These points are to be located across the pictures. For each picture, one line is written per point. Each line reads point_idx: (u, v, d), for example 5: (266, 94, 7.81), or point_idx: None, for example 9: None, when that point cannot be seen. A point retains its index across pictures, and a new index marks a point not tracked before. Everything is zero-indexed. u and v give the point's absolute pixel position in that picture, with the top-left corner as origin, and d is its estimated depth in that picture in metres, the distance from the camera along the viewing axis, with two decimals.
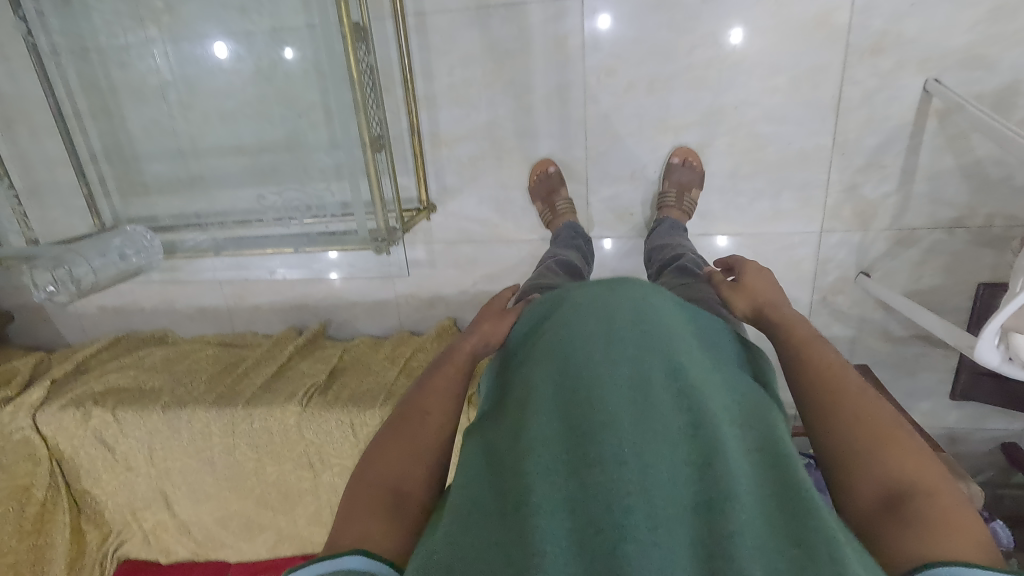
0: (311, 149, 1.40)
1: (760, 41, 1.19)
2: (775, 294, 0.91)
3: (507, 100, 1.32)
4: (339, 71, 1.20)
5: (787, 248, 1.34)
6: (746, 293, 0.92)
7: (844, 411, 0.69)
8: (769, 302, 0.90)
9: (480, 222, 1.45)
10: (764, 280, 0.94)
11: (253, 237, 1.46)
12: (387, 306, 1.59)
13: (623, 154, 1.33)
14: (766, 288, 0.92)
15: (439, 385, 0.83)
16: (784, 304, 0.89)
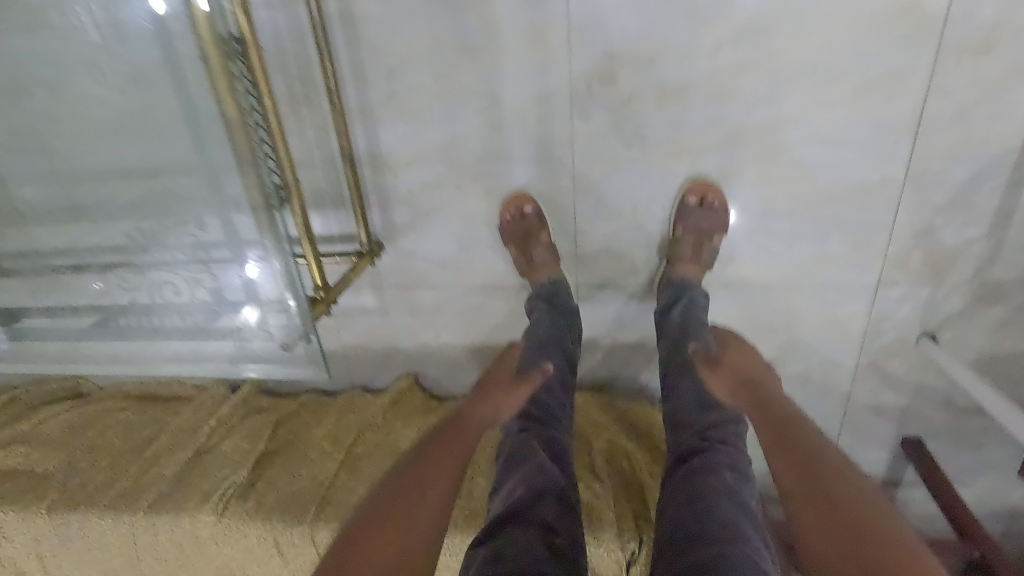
0: (210, 188, 0.94)
1: (816, 35, 0.85)
2: (762, 378, 0.79)
3: (468, 114, 0.99)
4: (211, 87, 0.80)
5: (831, 303, 1.04)
6: (727, 371, 0.81)
7: (815, 459, 0.66)
8: (767, 396, 0.76)
9: (440, 264, 1.14)
10: (744, 352, 0.86)
11: (151, 309, 1.08)
12: (333, 358, 1.30)
13: (623, 185, 1.00)
14: (744, 364, 0.82)
15: (441, 463, 0.74)
16: (772, 388, 0.78)
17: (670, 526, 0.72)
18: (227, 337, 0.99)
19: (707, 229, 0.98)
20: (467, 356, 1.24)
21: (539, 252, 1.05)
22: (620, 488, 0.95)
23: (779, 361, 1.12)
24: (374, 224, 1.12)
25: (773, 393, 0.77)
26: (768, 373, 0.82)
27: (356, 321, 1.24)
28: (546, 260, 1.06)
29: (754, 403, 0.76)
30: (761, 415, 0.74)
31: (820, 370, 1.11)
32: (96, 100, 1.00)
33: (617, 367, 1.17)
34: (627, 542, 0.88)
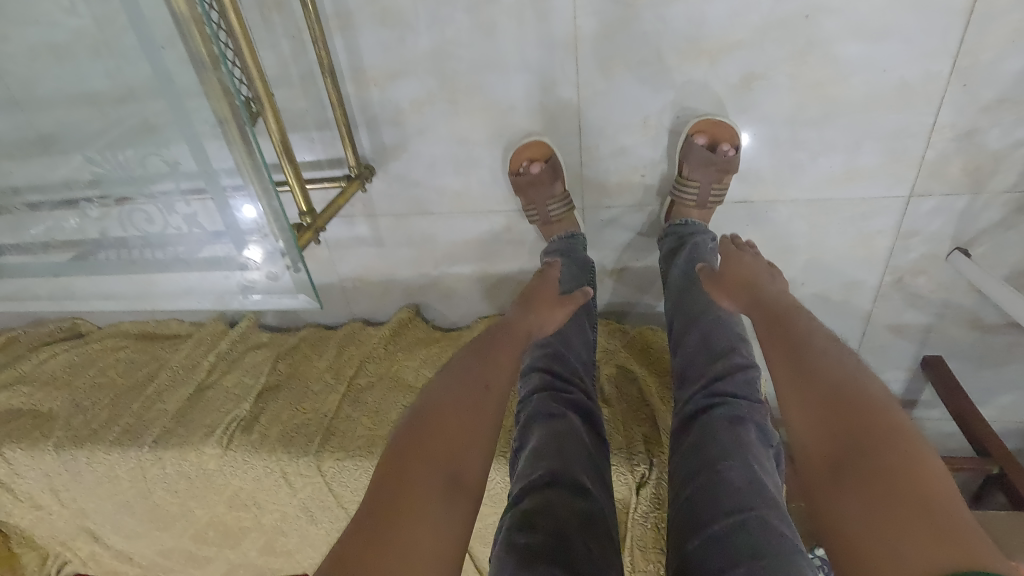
0: (161, 108, 0.79)
1: None
2: (756, 279, 0.78)
3: (457, 15, 0.88)
4: None
5: (856, 218, 0.97)
6: (729, 283, 0.81)
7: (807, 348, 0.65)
8: (763, 294, 0.76)
9: (436, 188, 1.07)
10: (745, 264, 0.82)
11: (118, 250, 0.95)
12: (331, 293, 1.26)
13: (632, 93, 0.91)
14: (743, 271, 0.81)
15: (493, 362, 0.76)
16: (765, 285, 0.77)
17: (701, 424, 0.71)
18: (204, 280, 0.89)
19: (715, 175, 0.93)
20: (470, 286, 1.19)
21: (554, 208, 1.01)
22: (629, 409, 0.92)
23: (797, 282, 1.06)
24: (363, 147, 1.04)
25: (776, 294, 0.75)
26: (772, 280, 0.79)
27: (351, 253, 1.19)
28: (560, 215, 1.02)
29: (748, 303, 0.76)
30: (754, 309, 0.75)
31: (841, 292, 1.06)
32: (48, 12, 0.88)
33: (626, 293, 1.12)
34: (638, 464, 0.84)
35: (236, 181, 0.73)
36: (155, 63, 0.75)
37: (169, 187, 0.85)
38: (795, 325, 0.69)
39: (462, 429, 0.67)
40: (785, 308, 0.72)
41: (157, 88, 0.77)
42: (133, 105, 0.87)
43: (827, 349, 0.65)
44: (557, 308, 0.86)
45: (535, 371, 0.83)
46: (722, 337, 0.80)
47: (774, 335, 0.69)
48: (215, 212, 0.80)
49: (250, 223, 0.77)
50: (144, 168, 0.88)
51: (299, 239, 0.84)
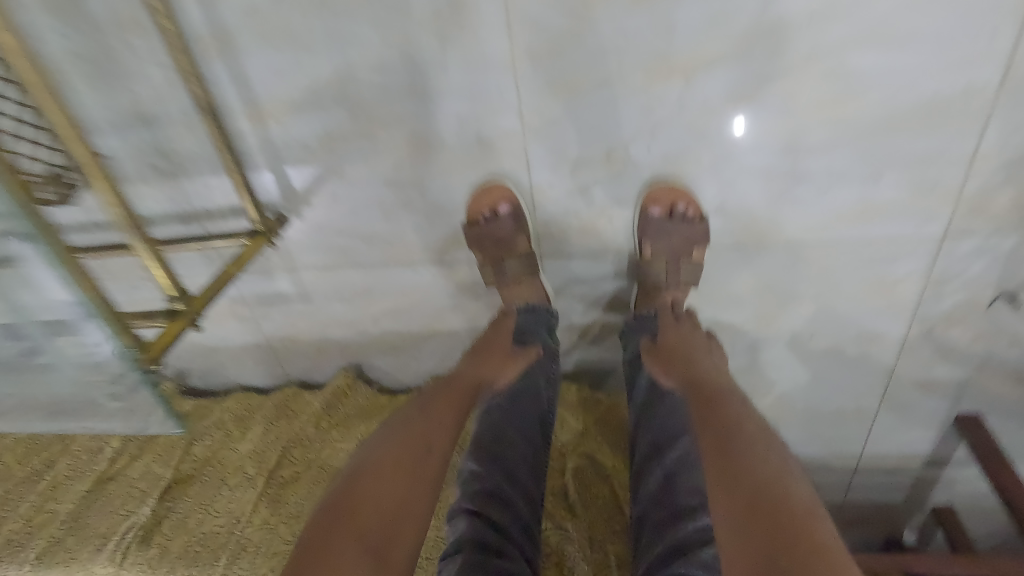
0: None
1: None
2: (693, 356, 0.73)
3: (362, 30, 0.69)
4: None
5: (877, 263, 0.78)
6: (668, 354, 0.75)
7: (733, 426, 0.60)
8: (699, 372, 0.71)
9: (363, 237, 0.88)
10: (687, 338, 0.78)
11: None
12: (259, 353, 1.08)
13: (590, 120, 0.71)
14: (685, 348, 0.76)
15: (441, 414, 0.69)
16: (703, 362, 0.72)
17: None
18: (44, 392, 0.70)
19: (682, 246, 0.78)
20: (417, 344, 1.01)
21: (513, 265, 0.83)
22: (600, 516, 0.75)
23: (804, 336, 0.88)
24: (269, 192, 0.85)
25: (711, 370, 0.71)
26: (710, 356, 0.74)
27: (274, 310, 1.00)
28: (520, 274, 0.83)
29: (683, 380, 0.71)
30: (690, 385, 0.69)
31: (858, 345, 0.87)
32: None
33: (600, 351, 0.94)
34: None
35: (40, 256, 0.54)
36: None
37: None
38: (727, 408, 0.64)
39: (396, 492, 0.59)
40: (719, 390, 0.67)
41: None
42: None
43: (756, 439, 0.59)
44: (509, 363, 0.78)
45: (464, 511, 0.66)
46: (685, 492, 0.65)
47: (704, 411, 0.64)
48: (38, 305, 0.61)
49: (73, 315, 0.58)
50: None
51: (170, 330, 0.65)
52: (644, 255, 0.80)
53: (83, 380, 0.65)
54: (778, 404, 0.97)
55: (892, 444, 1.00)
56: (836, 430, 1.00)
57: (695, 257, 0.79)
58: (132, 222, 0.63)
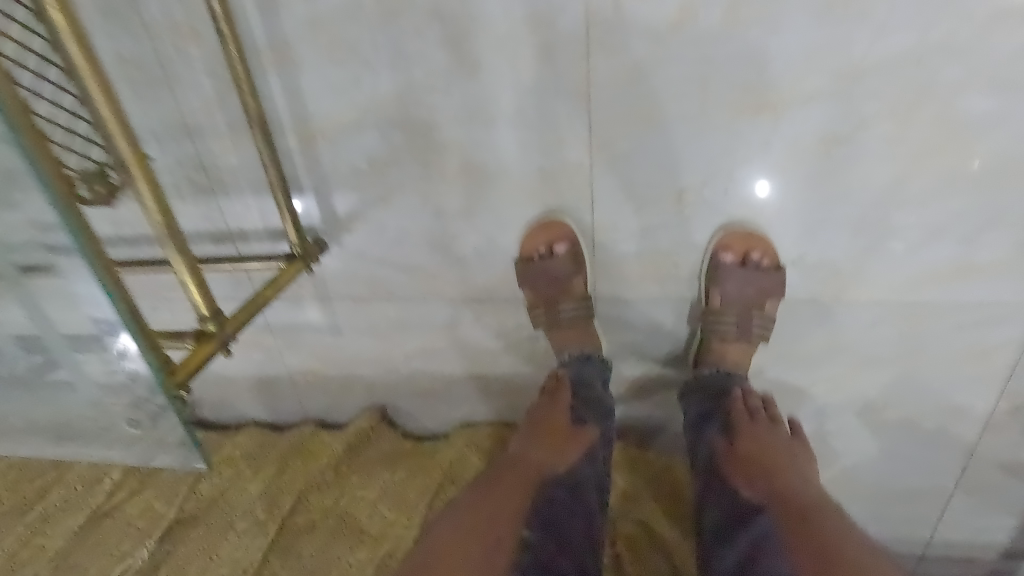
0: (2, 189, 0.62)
1: None
2: (775, 461, 0.65)
3: (428, 51, 0.66)
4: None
5: (968, 329, 0.71)
6: (745, 460, 0.67)
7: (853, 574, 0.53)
8: (787, 488, 0.62)
9: (404, 268, 0.83)
10: (766, 440, 0.68)
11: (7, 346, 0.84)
12: (278, 386, 1.01)
13: (664, 158, 0.67)
14: (761, 454, 0.67)
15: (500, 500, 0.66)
16: (791, 473, 0.64)
17: None
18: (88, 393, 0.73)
19: (754, 296, 0.72)
20: (448, 387, 0.94)
21: (566, 307, 0.77)
22: None
23: (878, 404, 0.80)
24: (310, 216, 0.80)
25: (801, 487, 0.62)
26: (795, 463, 0.66)
27: (300, 341, 0.94)
28: (574, 319, 0.77)
29: (771, 496, 0.62)
30: (783, 506, 0.61)
31: (938, 418, 0.79)
32: None
33: (650, 407, 0.86)
34: None
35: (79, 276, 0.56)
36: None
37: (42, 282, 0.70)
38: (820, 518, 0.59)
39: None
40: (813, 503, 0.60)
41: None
42: None
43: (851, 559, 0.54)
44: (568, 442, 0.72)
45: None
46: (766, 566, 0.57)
47: (812, 539, 0.57)
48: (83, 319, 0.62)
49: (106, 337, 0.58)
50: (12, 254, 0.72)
51: (196, 354, 0.59)
52: (708, 305, 0.74)
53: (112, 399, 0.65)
54: (841, 476, 0.88)
55: (968, 530, 0.90)
56: (904, 510, 0.90)
57: (768, 310, 0.73)
58: (167, 228, 0.56)
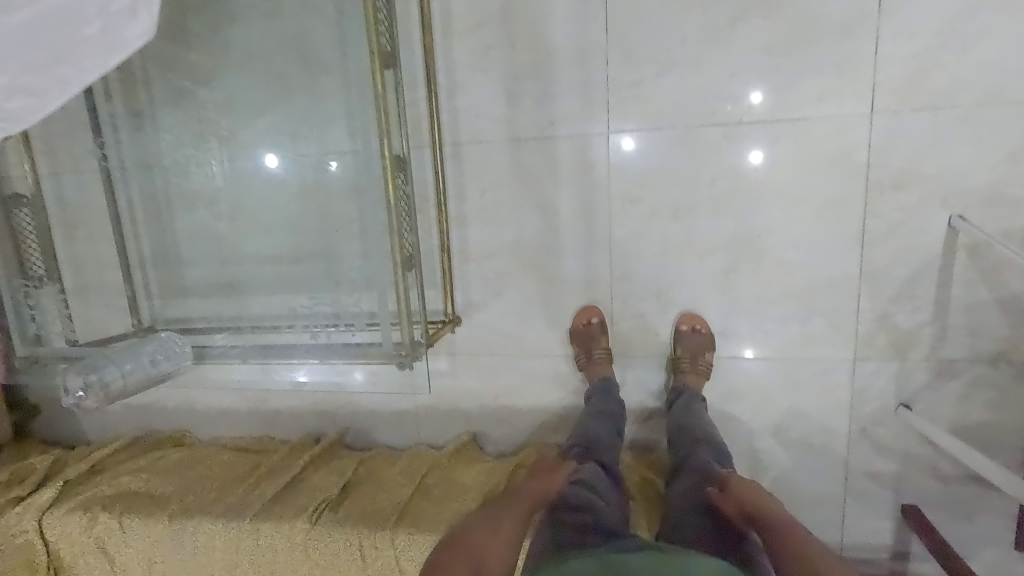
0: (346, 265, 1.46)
1: (785, 167, 1.22)
2: (755, 496, 0.92)
3: (534, 221, 1.37)
4: (379, 190, 1.31)
5: (819, 374, 1.30)
6: (732, 496, 0.95)
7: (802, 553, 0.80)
8: (761, 510, 0.90)
9: (504, 334, 1.45)
10: (751, 486, 0.95)
11: (273, 343, 1.53)
12: (406, 417, 1.57)
13: (649, 276, 1.34)
14: (745, 496, 0.93)
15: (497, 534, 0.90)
16: (765, 503, 0.91)
17: None
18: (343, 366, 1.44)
19: (701, 348, 1.30)
20: (520, 417, 1.48)
21: (598, 352, 1.35)
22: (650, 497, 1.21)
23: (783, 427, 1.34)
24: (456, 301, 1.46)
25: (773, 515, 0.88)
26: (771, 501, 0.92)
27: (429, 383, 1.53)
28: (601, 357, 1.35)
29: (753, 518, 0.90)
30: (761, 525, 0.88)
31: (820, 437, 1.32)
32: (278, 204, 1.50)
33: (648, 428, 1.40)
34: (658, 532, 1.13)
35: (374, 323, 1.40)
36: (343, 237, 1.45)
37: (333, 310, 1.47)
38: (797, 543, 0.82)
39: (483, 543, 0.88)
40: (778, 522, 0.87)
41: (343, 252, 1.46)
42: (321, 266, 1.50)
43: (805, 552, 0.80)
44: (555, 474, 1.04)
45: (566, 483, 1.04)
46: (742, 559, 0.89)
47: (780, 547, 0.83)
48: (373, 309, 1.40)
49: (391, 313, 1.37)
50: (315, 301, 1.50)
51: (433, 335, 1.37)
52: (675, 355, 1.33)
53: (379, 356, 1.39)
54: (773, 485, 1.37)
55: (862, 532, 1.35)
56: (818, 514, 1.36)
57: (708, 358, 1.31)
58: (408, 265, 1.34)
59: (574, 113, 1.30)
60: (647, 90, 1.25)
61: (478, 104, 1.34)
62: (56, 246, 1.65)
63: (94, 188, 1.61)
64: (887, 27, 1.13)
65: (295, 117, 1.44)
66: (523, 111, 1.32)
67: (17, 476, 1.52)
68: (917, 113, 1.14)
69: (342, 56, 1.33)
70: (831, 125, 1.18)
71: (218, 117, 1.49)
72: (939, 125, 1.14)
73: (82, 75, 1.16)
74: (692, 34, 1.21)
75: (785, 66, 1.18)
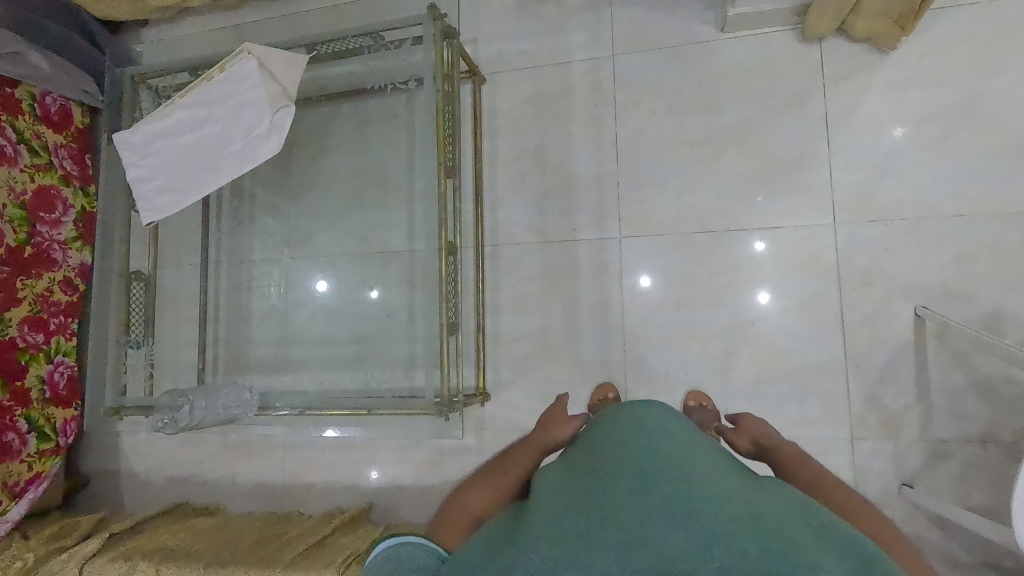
0: (398, 341, 1.70)
1: (770, 264, 1.47)
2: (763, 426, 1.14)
3: (558, 309, 1.61)
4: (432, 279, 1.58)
5: (820, 454, 1.40)
6: (743, 431, 1.15)
7: (812, 475, 0.92)
8: (764, 433, 1.12)
9: (527, 411, 1.60)
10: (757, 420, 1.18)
11: (326, 400, 1.66)
12: (432, 492, 1.66)
13: (658, 359, 1.52)
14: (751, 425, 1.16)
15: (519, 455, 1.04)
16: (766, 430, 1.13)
17: None
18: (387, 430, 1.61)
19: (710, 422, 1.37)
20: None
21: None
22: None
23: None
24: (486, 380, 1.64)
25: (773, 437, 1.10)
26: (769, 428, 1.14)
27: (457, 458, 1.64)
28: None
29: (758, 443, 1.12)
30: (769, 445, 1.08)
31: None
32: (340, 293, 1.79)
33: None
34: None
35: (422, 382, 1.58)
36: (399, 317, 1.71)
37: (382, 379, 1.69)
38: (802, 465, 0.96)
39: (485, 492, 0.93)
40: (786, 447, 1.04)
41: (393, 331, 1.71)
42: (375, 344, 1.73)
43: (815, 469, 0.94)
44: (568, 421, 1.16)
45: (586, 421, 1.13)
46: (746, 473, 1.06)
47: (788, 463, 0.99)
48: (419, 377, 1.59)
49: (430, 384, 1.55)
50: (367, 372, 1.72)
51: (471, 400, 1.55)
52: None
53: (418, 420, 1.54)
54: None
55: None
56: None
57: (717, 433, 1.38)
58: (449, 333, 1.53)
59: (591, 222, 1.60)
60: (650, 207, 1.56)
61: (514, 215, 1.66)
62: (149, 324, 1.91)
63: (190, 278, 1.94)
64: (837, 160, 1.45)
65: (366, 224, 1.79)
66: (550, 220, 1.63)
67: (59, 532, 1.60)
68: (871, 224, 1.42)
69: (409, 178, 1.71)
70: (802, 233, 1.45)
71: (303, 223, 1.85)
72: (889, 233, 1.41)
73: (219, 179, 1.52)
74: (684, 165, 1.55)
75: (758, 188, 1.49)
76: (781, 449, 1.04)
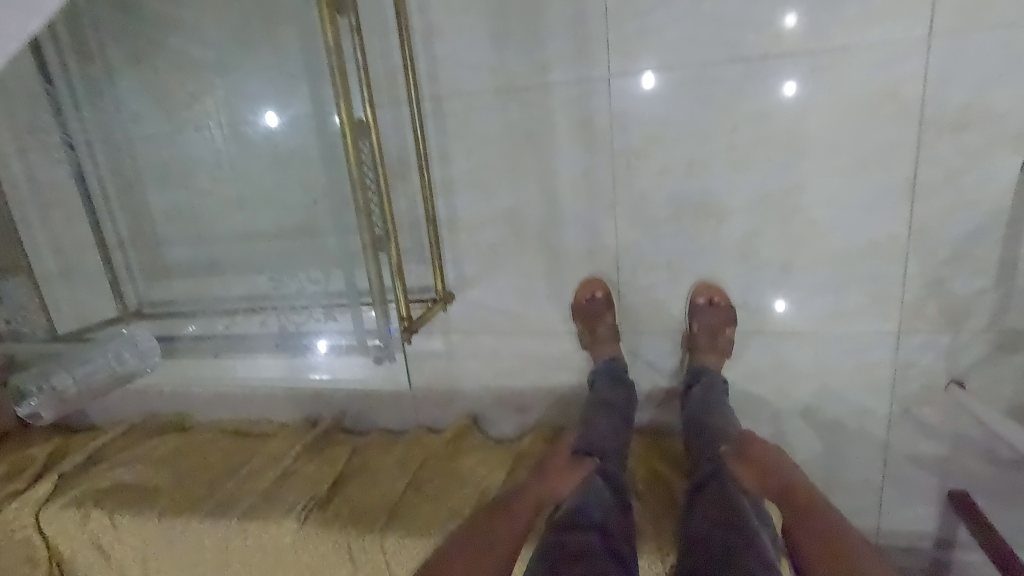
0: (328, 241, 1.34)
1: (824, 105, 1.02)
2: (778, 467, 0.95)
3: (529, 184, 1.21)
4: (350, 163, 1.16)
5: (857, 350, 1.14)
6: (755, 467, 0.96)
7: (831, 543, 0.81)
8: (783, 480, 0.93)
9: (500, 311, 1.32)
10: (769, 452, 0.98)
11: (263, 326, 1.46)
12: (404, 398, 1.48)
13: (659, 243, 1.18)
14: (764, 460, 0.97)
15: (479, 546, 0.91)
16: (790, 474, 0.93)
17: None
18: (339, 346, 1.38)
19: (718, 325, 1.16)
20: (525, 400, 1.38)
21: (603, 331, 1.22)
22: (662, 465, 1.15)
23: (815, 407, 1.20)
24: (447, 277, 1.33)
25: (794, 484, 0.92)
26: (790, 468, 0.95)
27: (425, 363, 1.42)
28: (607, 338, 1.23)
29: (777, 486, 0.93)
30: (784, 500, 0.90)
31: (855, 418, 1.18)
32: (246, 175, 1.38)
33: (663, 413, 1.28)
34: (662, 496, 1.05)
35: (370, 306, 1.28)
36: (317, 211, 1.32)
37: (319, 287, 1.38)
38: (820, 527, 0.84)
39: None
40: (803, 499, 0.89)
41: (319, 228, 1.34)
42: (304, 241, 1.37)
43: (837, 536, 0.82)
44: (570, 471, 1.03)
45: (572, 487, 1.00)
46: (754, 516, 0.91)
47: (806, 528, 0.85)
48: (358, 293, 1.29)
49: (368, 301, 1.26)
50: (301, 275, 1.40)
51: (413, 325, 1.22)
52: (690, 332, 1.19)
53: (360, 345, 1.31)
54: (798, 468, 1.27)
55: (901, 518, 1.23)
56: (851, 498, 1.24)
57: (727, 335, 1.17)
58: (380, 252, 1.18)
59: (568, 56, 1.11)
60: (654, 25, 1.06)
61: (459, 51, 1.16)
62: (30, 227, 1.56)
63: (61, 164, 1.51)
64: None
65: (258, 75, 1.28)
66: (510, 57, 1.14)
67: (17, 466, 1.47)
68: (988, 31, 0.93)
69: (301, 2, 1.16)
70: (877, 53, 0.98)
71: (177, 81, 1.35)
72: (1014, 45, 0.93)
73: None
74: None
75: None
76: (797, 503, 0.88)
